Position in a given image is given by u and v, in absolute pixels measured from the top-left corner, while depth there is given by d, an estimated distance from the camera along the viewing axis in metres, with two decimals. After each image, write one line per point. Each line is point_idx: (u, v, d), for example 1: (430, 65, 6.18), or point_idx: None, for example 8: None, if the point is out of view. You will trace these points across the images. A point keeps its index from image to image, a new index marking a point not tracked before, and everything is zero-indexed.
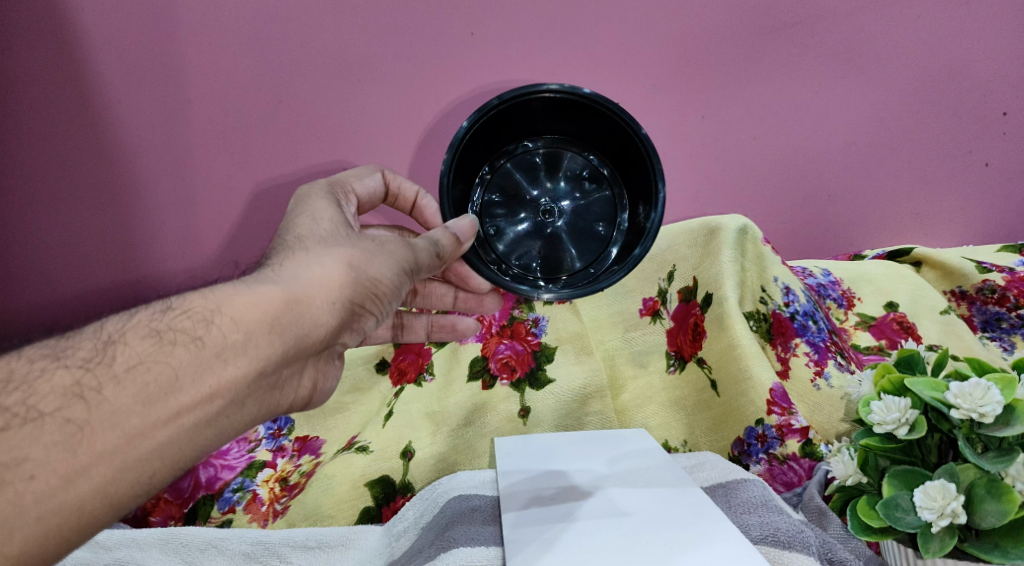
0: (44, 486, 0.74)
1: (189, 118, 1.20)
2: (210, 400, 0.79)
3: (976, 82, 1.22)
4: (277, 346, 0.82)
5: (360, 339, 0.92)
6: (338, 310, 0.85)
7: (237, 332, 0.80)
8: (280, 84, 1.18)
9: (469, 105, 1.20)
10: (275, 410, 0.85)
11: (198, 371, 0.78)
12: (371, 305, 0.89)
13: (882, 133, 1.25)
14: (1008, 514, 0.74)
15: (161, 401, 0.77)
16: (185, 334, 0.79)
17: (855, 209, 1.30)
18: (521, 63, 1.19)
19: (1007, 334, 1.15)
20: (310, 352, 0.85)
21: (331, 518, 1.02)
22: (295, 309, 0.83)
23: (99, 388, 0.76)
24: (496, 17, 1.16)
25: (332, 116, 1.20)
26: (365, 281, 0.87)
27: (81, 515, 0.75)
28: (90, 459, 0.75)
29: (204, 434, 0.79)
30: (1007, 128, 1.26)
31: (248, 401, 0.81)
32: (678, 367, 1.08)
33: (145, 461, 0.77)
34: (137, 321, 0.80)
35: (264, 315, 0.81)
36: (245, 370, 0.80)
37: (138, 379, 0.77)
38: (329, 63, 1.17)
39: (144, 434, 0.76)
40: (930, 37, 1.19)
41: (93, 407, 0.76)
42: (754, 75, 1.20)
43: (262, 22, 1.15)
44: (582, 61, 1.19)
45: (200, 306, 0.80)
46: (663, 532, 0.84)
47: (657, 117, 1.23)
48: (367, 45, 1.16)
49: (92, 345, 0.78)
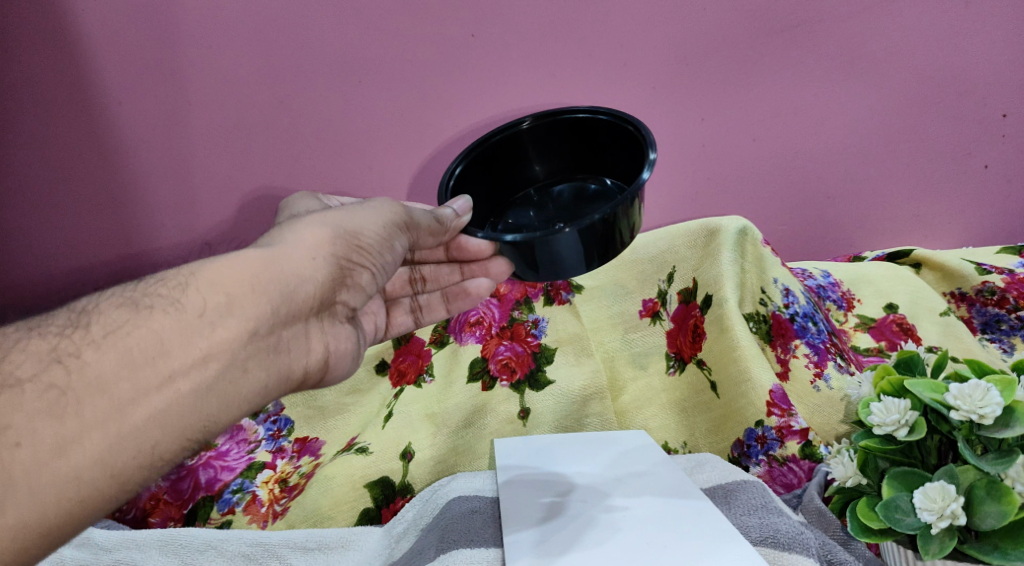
0: (36, 457, 0.73)
1: (185, 122, 1.17)
2: (204, 363, 0.78)
3: (978, 83, 1.22)
4: (265, 304, 0.81)
5: (359, 302, 0.91)
6: (321, 264, 0.85)
7: (218, 293, 0.79)
8: (278, 86, 1.16)
9: (469, 107, 1.19)
10: (285, 374, 0.84)
11: (184, 334, 0.77)
12: (357, 262, 0.87)
13: (882, 135, 1.25)
14: (1008, 515, 0.74)
15: (147, 364, 0.76)
16: (163, 300, 0.78)
17: (855, 210, 1.31)
18: (523, 64, 1.17)
19: (1007, 336, 1.15)
20: (303, 312, 0.84)
21: (332, 519, 1.03)
22: (276, 266, 0.82)
23: (79, 355, 0.76)
24: (495, 20, 1.13)
25: (330, 120, 1.18)
26: (346, 239, 0.87)
27: (79, 487, 0.73)
28: (80, 427, 0.74)
29: (205, 398, 0.78)
30: (1007, 129, 1.25)
31: (245, 361, 0.80)
32: (678, 368, 1.08)
33: (142, 429, 0.75)
34: (110, 293, 0.80)
35: (243, 276, 0.81)
36: (234, 329, 0.79)
37: (120, 344, 0.76)
38: (327, 64, 1.14)
39: (135, 400, 0.75)
40: (933, 40, 1.18)
41: (76, 375, 0.75)
42: (754, 78, 1.20)
43: (257, 24, 1.12)
44: (580, 63, 1.17)
45: (176, 275, 0.80)
46: (665, 532, 0.83)
47: (657, 120, 1.23)
48: (365, 47, 1.13)
49: (66, 317, 0.78)
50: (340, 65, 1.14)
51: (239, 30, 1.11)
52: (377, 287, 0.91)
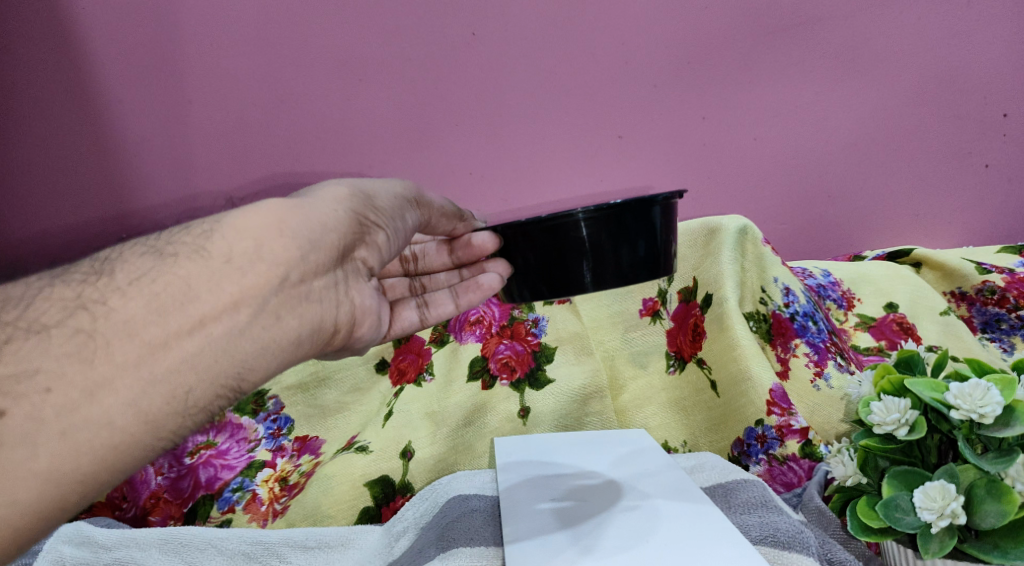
0: (66, 401, 0.73)
1: (200, 117, 1.23)
2: (234, 308, 0.77)
3: (975, 83, 1.24)
4: (293, 250, 0.80)
5: (380, 259, 0.89)
6: (343, 215, 0.84)
7: (244, 239, 0.78)
8: (287, 86, 1.22)
9: (475, 106, 1.24)
10: (318, 323, 0.83)
11: (213, 279, 0.77)
12: (374, 218, 0.87)
13: (882, 133, 1.26)
14: (1008, 515, 0.74)
15: (175, 310, 0.76)
16: (187, 247, 0.78)
17: (855, 209, 1.30)
18: (523, 63, 1.22)
19: (1007, 335, 1.15)
20: (329, 262, 0.83)
21: (331, 518, 1.02)
22: (302, 214, 0.81)
23: (104, 300, 0.75)
24: (497, 17, 1.20)
25: (335, 116, 1.23)
26: (365, 195, 0.86)
27: (113, 432, 0.73)
28: (111, 370, 0.73)
29: (238, 342, 0.78)
30: (1007, 129, 1.26)
31: (274, 307, 0.79)
32: (678, 367, 1.08)
33: (173, 373, 0.75)
34: (132, 243, 0.80)
35: (268, 221, 0.79)
36: (263, 275, 0.78)
37: (146, 290, 0.76)
38: (334, 64, 1.21)
39: (166, 344, 0.75)
40: (928, 38, 1.21)
41: (102, 321, 0.75)
42: (754, 77, 1.22)
43: (275, 23, 1.20)
44: (583, 60, 1.22)
45: (200, 223, 0.80)
46: (674, 525, 0.83)
47: (657, 118, 1.25)
48: (373, 48, 1.21)
49: (88, 266, 0.78)
50: (339, 65, 1.21)
51: (255, 29, 1.19)
52: (393, 250, 0.90)
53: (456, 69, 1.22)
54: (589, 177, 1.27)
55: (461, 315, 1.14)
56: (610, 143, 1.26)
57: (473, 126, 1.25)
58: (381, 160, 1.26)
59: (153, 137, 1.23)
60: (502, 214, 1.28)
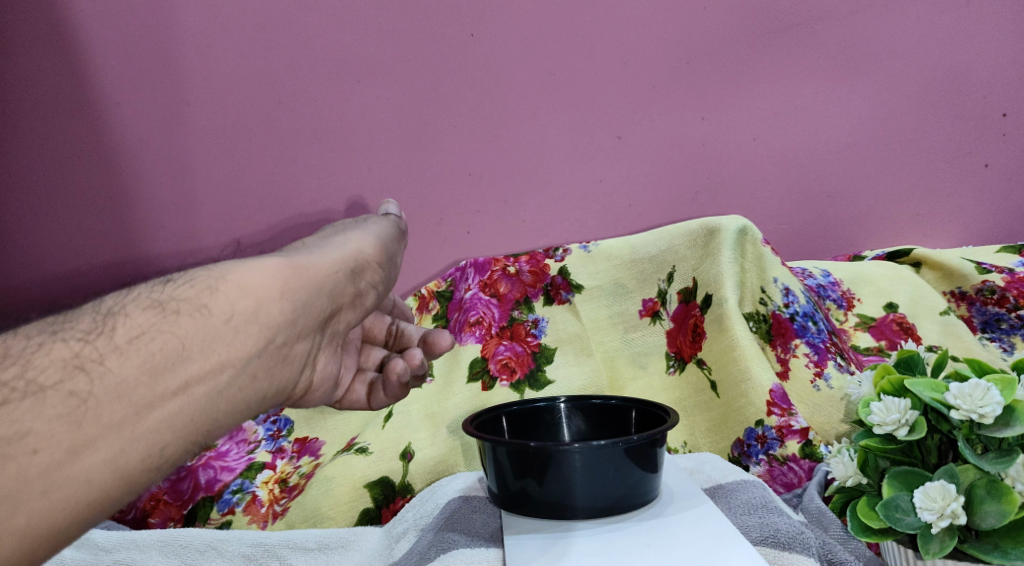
0: (50, 461, 0.59)
1: (227, 122, 1.31)
2: (219, 370, 0.66)
3: (973, 84, 1.32)
4: (286, 314, 0.69)
5: (358, 319, 0.80)
6: (340, 278, 0.74)
7: (245, 298, 0.67)
8: (311, 95, 1.30)
9: (492, 106, 1.31)
10: (281, 389, 0.72)
11: (208, 340, 0.65)
12: (367, 280, 0.78)
13: (881, 132, 1.32)
14: (1008, 515, 0.73)
15: (168, 372, 0.63)
16: (189, 303, 0.66)
17: (855, 210, 1.33)
18: (536, 67, 1.30)
19: (1007, 335, 1.15)
20: (313, 326, 0.73)
21: (331, 519, 1.01)
22: (304, 274, 0.71)
23: (101, 360, 0.62)
24: (509, 28, 1.29)
25: (358, 122, 1.31)
26: (362, 258, 0.77)
27: (90, 491, 0.61)
28: (97, 431, 0.61)
29: (216, 406, 0.66)
30: (1007, 129, 1.33)
31: (257, 371, 0.68)
32: (678, 368, 1.08)
33: (156, 435, 0.63)
34: (136, 294, 0.67)
35: (271, 280, 0.69)
36: (254, 338, 0.67)
37: (144, 348, 0.63)
38: (358, 73, 1.30)
39: (151, 405, 0.63)
40: (921, 41, 1.31)
41: (92, 384, 0.62)
42: (755, 78, 1.30)
43: (303, 37, 1.29)
44: (593, 63, 1.30)
45: (204, 276, 0.68)
46: (698, 530, 0.79)
47: (661, 119, 1.31)
48: (394, 57, 1.30)
49: (90, 319, 0.65)
50: (340, 67, 1.30)
51: (283, 44, 1.29)
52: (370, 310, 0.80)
53: (465, 70, 1.30)
54: (588, 176, 1.32)
55: (461, 316, 1.15)
56: (609, 142, 1.31)
57: (475, 127, 1.31)
58: (380, 161, 1.32)
59: (180, 137, 1.31)
60: (501, 215, 1.32)
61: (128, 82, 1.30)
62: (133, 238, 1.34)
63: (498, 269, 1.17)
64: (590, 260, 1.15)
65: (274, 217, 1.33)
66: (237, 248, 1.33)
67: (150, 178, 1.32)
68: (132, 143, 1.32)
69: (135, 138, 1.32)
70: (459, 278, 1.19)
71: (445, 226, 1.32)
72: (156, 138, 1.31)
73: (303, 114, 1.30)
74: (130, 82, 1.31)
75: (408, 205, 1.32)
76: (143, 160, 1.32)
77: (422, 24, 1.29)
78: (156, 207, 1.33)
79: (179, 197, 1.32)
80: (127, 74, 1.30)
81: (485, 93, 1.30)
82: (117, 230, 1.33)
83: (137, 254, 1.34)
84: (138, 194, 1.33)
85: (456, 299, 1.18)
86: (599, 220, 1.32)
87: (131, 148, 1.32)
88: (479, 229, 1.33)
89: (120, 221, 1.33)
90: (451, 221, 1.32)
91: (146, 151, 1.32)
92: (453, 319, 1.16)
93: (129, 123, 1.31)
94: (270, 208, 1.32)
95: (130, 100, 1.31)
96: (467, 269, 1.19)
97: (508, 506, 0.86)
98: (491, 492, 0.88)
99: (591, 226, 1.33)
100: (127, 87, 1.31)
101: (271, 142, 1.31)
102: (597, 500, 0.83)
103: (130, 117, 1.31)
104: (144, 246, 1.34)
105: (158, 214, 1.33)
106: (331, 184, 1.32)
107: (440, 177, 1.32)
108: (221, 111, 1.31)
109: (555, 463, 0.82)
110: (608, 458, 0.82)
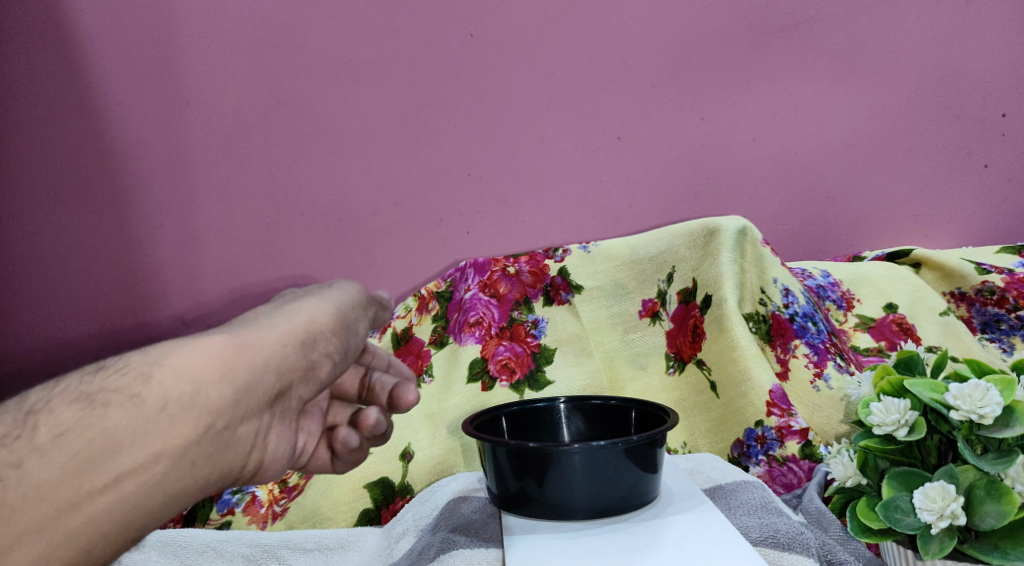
0: None
1: (230, 123, 1.32)
2: (153, 463, 0.65)
3: (972, 84, 1.32)
4: (225, 398, 0.68)
5: (320, 390, 0.76)
6: (287, 353, 0.71)
7: (181, 384, 0.67)
8: (313, 96, 1.31)
9: (493, 105, 1.31)
10: (231, 470, 0.71)
11: (138, 434, 0.65)
12: (325, 347, 0.74)
13: (880, 132, 1.32)
14: (1008, 515, 0.73)
15: (95, 469, 0.64)
16: (119, 394, 0.66)
17: (854, 211, 1.33)
18: (537, 68, 1.30)
19: (1007, 336, 1.15)
20: (259, 404, 0.70)
21: (331, 519, 1.02)
22: (246, 352, 0.69)
23: (20, 463, 0.63)
24: (510, 29, 1.30)
25: (359, 122, 1.31)
26: (315, 329, 0.73)
27: None
28: (15, 536, 0.62)
29: (149, 499, 0.66)
30: (1006, 129, 1.33)
31: (196, 459, 0.67)
32: (678, 368, 1.08)
33: (79, 533, 0.64)
34: (66, 386, 0.68)
35: (207, 366, 0.67)
36: (190, 427, 0.66)
37: (68, 446, 0.64)
38: (359, 73, 1.31)
39: (76, 504, 0.64)
40: (919, 42, 1.32)
41: (11, 487, 0.63)
42: (754, 78, 1.31)
43: (306, 38, 1.30)
44: (594, 63, 1.30)
45: (139, 361, 0.68)
46: (697, 530, 0.79)
47: (661, 119, 1.31)
48: (395, 58, 1.31)
49: (13, 417, 0.65)
50: (341, 68, 1.31)
51: (286, 44, 1.31)
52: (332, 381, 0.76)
53: (466, 70, 1.31)
54: (588, 177, 1.32)
55: (461, 317, 1.14)
56: (609, 143, 1.31)
57: (476, 127, 1.31)
58: (380, 161, 1.32)
59: (182, 136, 1.32)
60: (501, 216, 1.32)
61: (132, 82, 1.32)
62: (133, 238, 1.33)
63: (498, 269, 1.17)
64: (590, 260, 1.15)
65: (273, 217, 1.32)
66: (237, 249, 1.33)
67: (151, 178, 1.33)
68: (134, 143, 1.33)
69: (136, 137, 1.32)
70: (458, 278, 1.18)
71: (445, 226, 1.32)
72: (157, 138, 1.32)
73: (305, 114, 1.31)
74: (134, 82, 1.32)
75: (408, 206, 1.32)
76: (144, 159, 1.33)
77: (423, 25, 1.30)
78: (157, 206, 1.33)
79: (180, 196, 1.33)
80: (131, 74, 1.32)
81: (486, 93, 1.31)
82: (117, 230, 1.33)
83: (137, 254, 1.34)
84: (139, 193, 1.33)
85: (456, 299, 1.17)
86: (599, 220, 1.32)
87: (133, 148, 1.33)
88: (479, 230, 1.32)
89: (120, 219, 1.33)
90: (451, 222, 1.32)
91: (148, 150, 1.32)
92: (453, 320, 1.15)
93: (132, 123, 1.32)
94: (269, 208, 1.32)
95: (132, 99, 1.32)
96: (467, 268, 1.18)
97: (508, 507, 0.86)
98: (491, 492, 0.88)
99: (591, 226, 1.32)
100: (129, 87, 1.32)
101: (273, 142, 1.32)
102: (596, 501, 0.83)
103: (132, 117, 1.32)
104: (144, 247, 1.33)
105: (158, 214, 1.33)
106: (332, 184, 1.32)
107: (441, 177, 1.32)
108: (223, 111, 1.32)
109: (554, 464, 0.82)
110: (608, 459, 0.82)
